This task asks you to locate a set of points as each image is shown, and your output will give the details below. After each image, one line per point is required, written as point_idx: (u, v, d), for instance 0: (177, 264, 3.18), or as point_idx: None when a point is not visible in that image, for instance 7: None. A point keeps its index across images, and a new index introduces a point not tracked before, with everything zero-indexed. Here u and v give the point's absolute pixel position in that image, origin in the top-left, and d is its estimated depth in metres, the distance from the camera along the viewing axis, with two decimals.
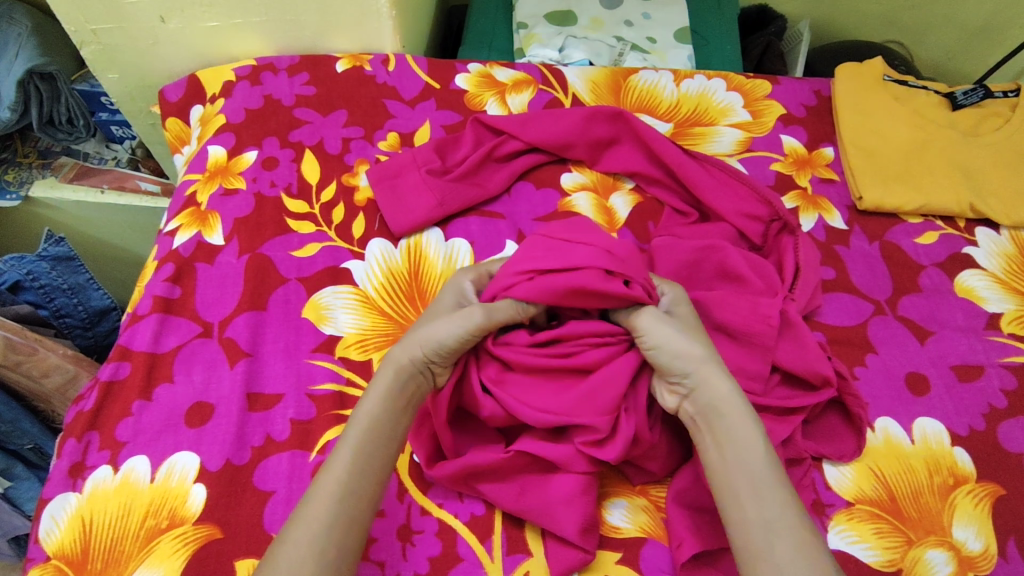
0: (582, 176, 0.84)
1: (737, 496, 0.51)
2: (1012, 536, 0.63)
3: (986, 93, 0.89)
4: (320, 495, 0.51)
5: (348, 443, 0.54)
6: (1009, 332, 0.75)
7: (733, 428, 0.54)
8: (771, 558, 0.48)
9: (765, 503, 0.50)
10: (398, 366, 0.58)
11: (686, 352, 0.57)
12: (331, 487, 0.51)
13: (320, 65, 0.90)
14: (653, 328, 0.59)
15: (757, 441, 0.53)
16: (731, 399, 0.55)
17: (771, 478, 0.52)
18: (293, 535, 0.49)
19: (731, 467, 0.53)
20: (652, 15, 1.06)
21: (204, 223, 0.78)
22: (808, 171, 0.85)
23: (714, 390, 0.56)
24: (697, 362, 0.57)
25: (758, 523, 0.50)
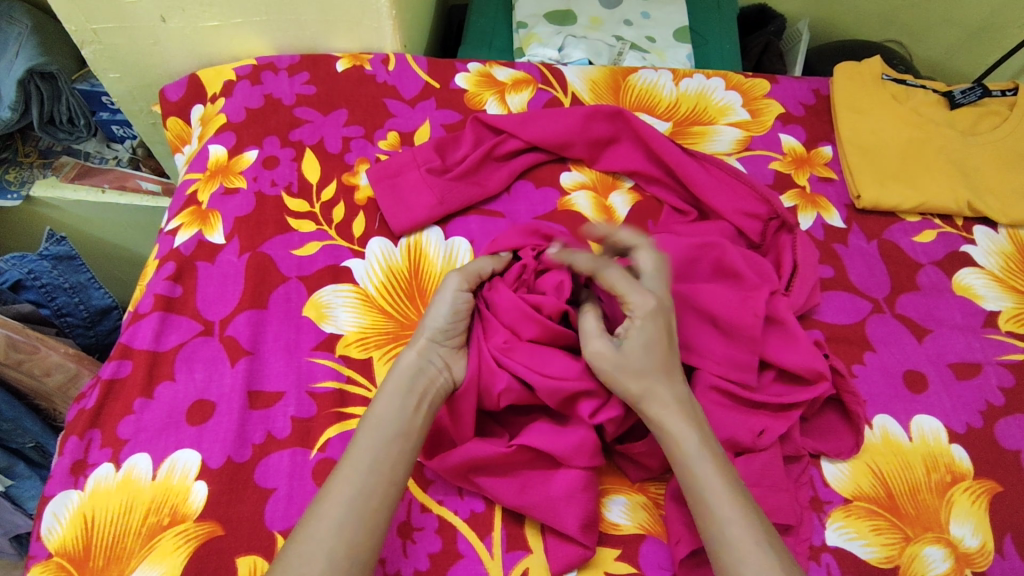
0: (582, 175, 0.85)
1: (694, 485, 0.54)
2: (1009, 532, 0.63)
3: (984, 92, 0.89)
4: (339, 488, 0.52)
5: (367, 432, 0.55)
6: (1007, 330, 0.75)
7: (677, 433, 0.56)
8: (723, 552, 0.51)
9: (714, 496, 0.53)
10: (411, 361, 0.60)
11: (622, 383, 0.59)
12: (352, 479, 0.52)
13: (321, 64, 0.90)
14: (603, 355, 0.60)
15: (698, 445, 0.56)
16: (671, 422, 0.57)
17: (719, 474, 0.54)
18: (311, 528, 0.50)
19: (682, 467, 0.55)
20: (652, 14, 1.07)
21: (205, 222, 0.79)
22: (807, 170, 0.86)
23: (661, 402, 0.58)
24: (635, 395, 0.58)
25: (711, 520, 0.53)
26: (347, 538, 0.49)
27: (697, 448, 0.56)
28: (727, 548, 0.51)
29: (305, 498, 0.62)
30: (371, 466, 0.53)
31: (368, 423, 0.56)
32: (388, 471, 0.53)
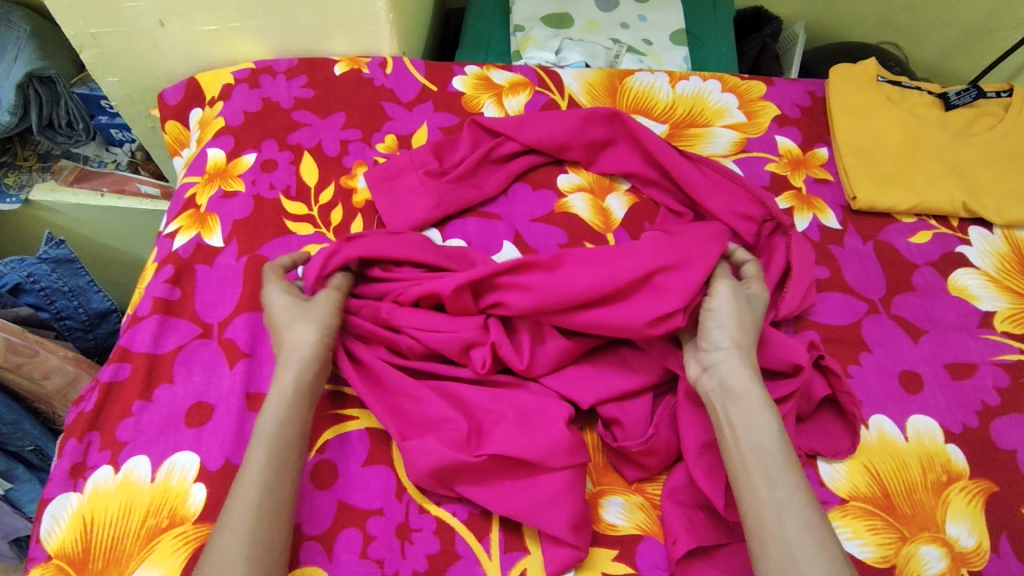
0: (579, 177, 0.85)
1: (748, 473, 0.54)
2: (1005, 532, 0.64)
3: (979, 94, 0.89)
4: (234, 506, 0.53)
5: (257, 447, 0.56)
6: (1003, 330, 0.76)
7: (752, 408, 0.57)
8: (779, 541, 0.50)
9: (776, 483, 0.52)
10: (290, 373, 0.60)
11: (727, 330, 0.61)
12: (244, 497, 0.53)
13: (319, 68, 0.91)
14: (720, 302, 0.63)
15: (772, 429, 0.56)
16: (750, 383, 0.58)
17: (784, 464, 0.54)
18: (217, 542, 0.51)
19: (749, 447, 0.55)
20: (648, 17, 1.07)
21: (203, 225, 0.79)
22: (803, 172, 0.86)
23: (736, 372, 0.59)
24: (729, 345, 0.60)
25: (769, 505, 0.51)
26: (254, 550, 0.51)
27: (772, 433, 0.55)
28: (781, 542, 0.50)
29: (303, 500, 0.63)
30: (261, 480, 0.54)
31: (258, 440, 0.56)
32: (280, 481, 0.55)
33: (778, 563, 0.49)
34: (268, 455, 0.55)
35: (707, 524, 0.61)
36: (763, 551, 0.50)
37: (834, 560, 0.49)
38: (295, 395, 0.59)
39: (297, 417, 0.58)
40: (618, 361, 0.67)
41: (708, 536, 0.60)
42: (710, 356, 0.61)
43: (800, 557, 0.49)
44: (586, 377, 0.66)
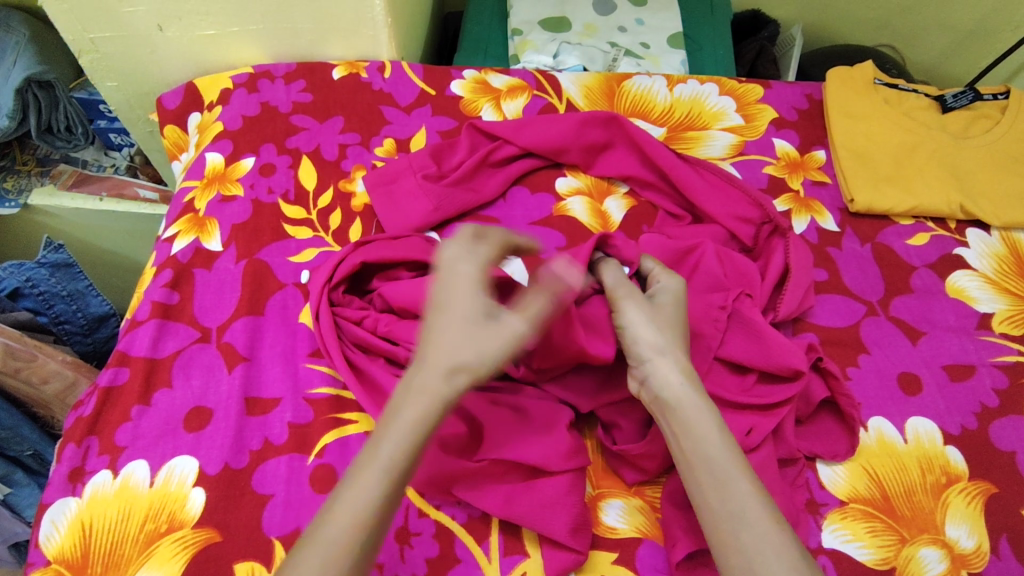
0: (577, 180, 0.85)
1: (699, 487, 0.51)
2: (1004, 533, 0.64)
3: (975, 96, 0.89)
4: (327, 540, 0.44)
5: (369, 473, 0.46)
6: (1001, 332, 0.76)
7: (691, 416, 0.53)
8: (737, 552, 0.48)
9: (727, 490, 0.50)
10: (422, 386, 0.48)
11: (643, 339, 0.58)
12: (336, 532, 0.45)
13: (317, 72, 0.91)
14: (625, 306, 0.60)
15: (712, 433, 0.52)
16: (682, 389, 0.55)
17: (733, 468, 0.51)
18: (295, 574, 0.44)
19: (698, 457, 0.52)
20: (646, 21, 1.08)
21: (201, 229, 0.79)
22: (800, 174, 0.86)
23: (666, 377, 0.55)
24: (654, 351, 0.57)
25: (725, 519, 0.49)
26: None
27: (715, 438, 0.52)
28: (741, 552, 0.48)
29: (302, 504, 0.63)
30: (358, 520, 0.45)
31: (373, 464, 0.47)
32: (378, 521, 0.46)
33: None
34: (378, 489, 0.46)
35: None
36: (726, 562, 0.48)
37: (791, 564, 0.46)
38: (426, 418, 0.47)
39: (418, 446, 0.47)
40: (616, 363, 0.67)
41: (708, 539, 0.60)
42: (637, 368, 0.57)
43: (759, 563, 0.47)
44: (584, 379, 0.66)
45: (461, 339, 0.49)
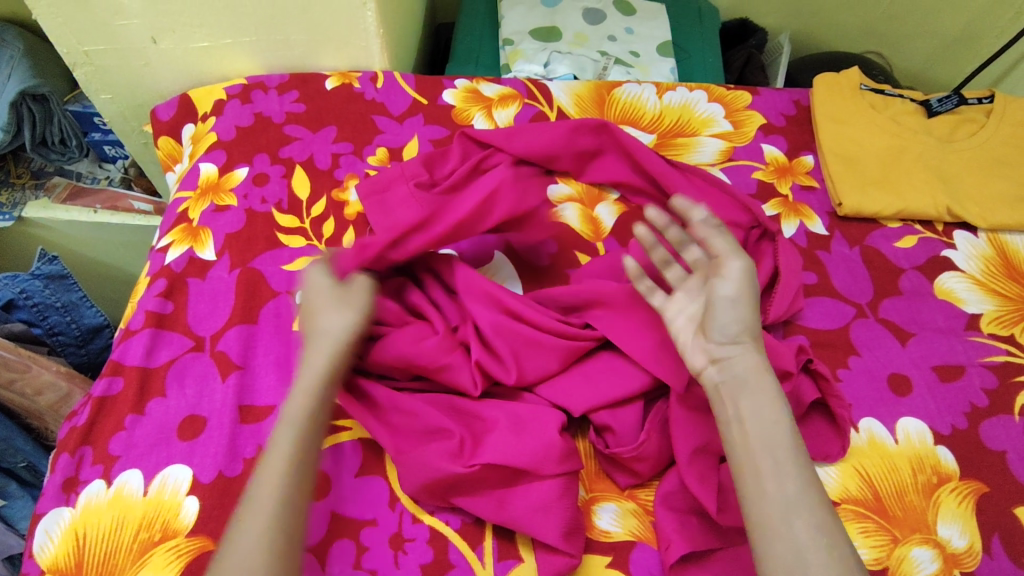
0: (568, 187, 0.86)
1: (757, 473, 0.52)
2: (996, 532, 0.64)
3: (960, 100, 0.91)
4: (257, 496, 0.53)
5: (280, 432, 0.56)
6: (989, 332, 0.77)
7: (750, 410, 0.54)
8: (789, 549, 0.49)
9: (778, 486, 0.51)
10: (309, 362, 0.60)
11: (705, 337, 0.58)
12: (265, 482, 0.53)
13: (310, 83, 0.92)
14: (735, 282, 0.59)
15: (772, 429, 0.54)
16: (742, 381, 0.56)
17: (788, 465, 0.52)
18: (240, 529, 0.51)
19: (753, 452, 0.53)
20: (635, 30, 1.09)
21: (195, 239, 0.79)
22: (789, 179, 0.87)
23: (749, 364, 0.56)
24: (710, 353, 0.58)
25: (781, 507, 0.50)
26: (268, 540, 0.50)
27: (769, 434, 0.53)
28: (792, 549, 0.49)
29: None
30: (281, 467, 0.54)
31: (283, 427, 0.57)
32: (298, 469, 0.55)
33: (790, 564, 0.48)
34: (292, 440, 0.56)
35: (700, 529, 0.61)
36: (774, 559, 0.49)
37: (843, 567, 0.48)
38: (320, 381, 0.59)
39: (316, 400, 0.58)
40: (607, 367, 0.68)
41: (702, 542, 0.60)
42: (722, 346, 0.57)
43: (810, 559, 0.48)
44: (576, 384, 0.67)
45: (331, 312, 0.62)
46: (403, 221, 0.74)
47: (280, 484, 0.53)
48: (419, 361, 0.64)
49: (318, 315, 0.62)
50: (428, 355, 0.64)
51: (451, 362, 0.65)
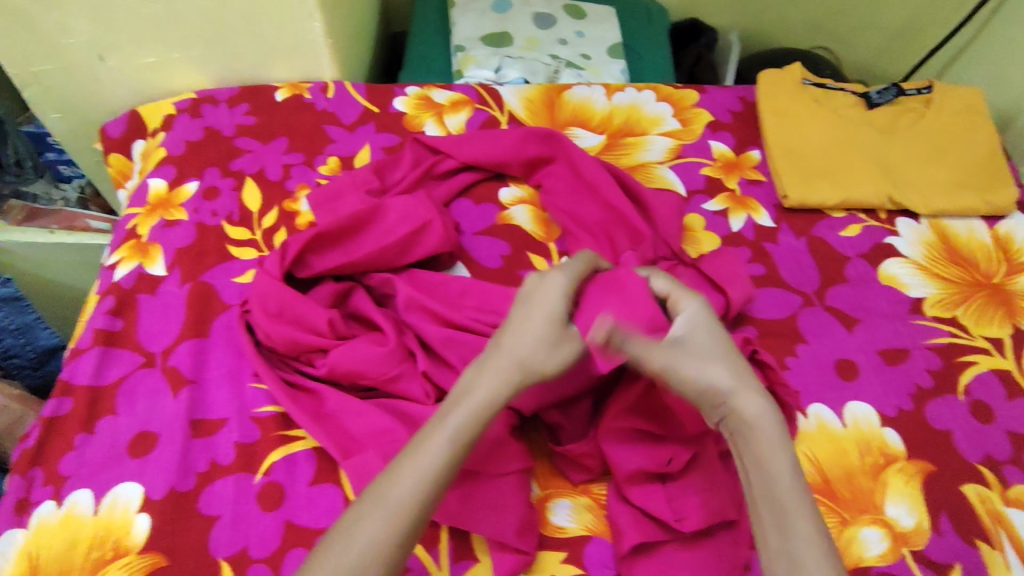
0: (520, 190, 0.87)
1: (763, 524, 0.51)
2: (943, 510, 0.66)
3: (899, 91, 0.93)
4: (387, 501, 0.49)
5: (436, 440, 0.52)
6: (933, 315, 0.79)
7: (768, 449, 0.53)
8: None
9: (791, 528, 0.49)
10: (498, 371, 0.55)
11: (709, 378, 0.56)
12: (396, 495, 0.49)
13: (260, 95, 0.92)
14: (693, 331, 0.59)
15: (786, 469, 0.52)
16: (760, 420, 0.54)
17: (804, 508, 0.50)
18: (351, 535, 0.48)
19: (766, 492, 0.51)
20: (586, 33, 1.10)
21: (145, 255, 0.79)
22: (736, 174, 0.89)
23: (750, 412, 0.54)
24: (727, 389, 0.55)
25: (782, 553, 0.49)
26: (382, 555, 0.47)
27: (788, 476, 0.51)
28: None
29: (251, 523, 0.63)
30: (419, 487, 0.50)
31: (440, 432, 0.52)
32: (438, 488, 0.51)
33: None
34: (443, 454, 0.51)
35: (653, 521, 0.62)
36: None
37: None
38: (486, 407, 0.54)
39: (479, 428, 0.53)
40: None
41: (654, 533, 0.61)
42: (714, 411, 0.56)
43: None
44: None
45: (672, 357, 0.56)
46: (351, 233, 0.75)
47: (409, 512, 0.49)
48: (370, 372, 0.66)
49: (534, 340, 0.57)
50: (379, 366, 0.66)
51: (404, 372, 0.66)
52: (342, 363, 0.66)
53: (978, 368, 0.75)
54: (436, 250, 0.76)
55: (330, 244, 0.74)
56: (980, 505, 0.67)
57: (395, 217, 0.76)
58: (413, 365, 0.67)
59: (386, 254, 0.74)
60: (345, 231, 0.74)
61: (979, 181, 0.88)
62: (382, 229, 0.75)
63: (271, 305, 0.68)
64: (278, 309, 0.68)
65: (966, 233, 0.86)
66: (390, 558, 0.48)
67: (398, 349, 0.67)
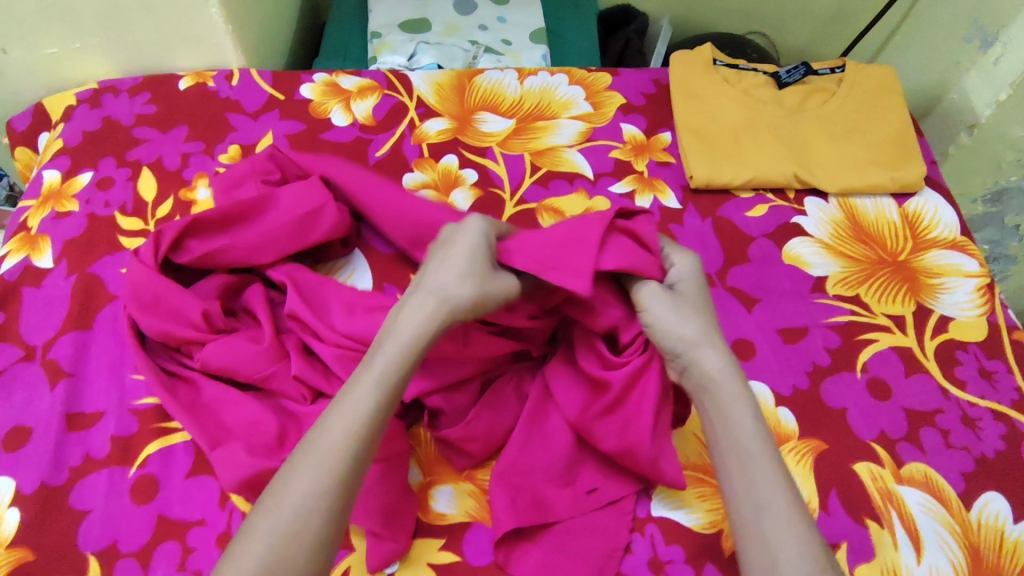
0: (424, 174, 0.85)
1: (729, 477, 0.53)
2: (834, 488, 0.65)
3: (807, 70, 0.93)
4: (318, 452, 0.49)
5: (362, 388, 0.52)
6: (835, 294, 0.78)
7: (728, 400, 0.55)
8: (759, 536, 0.49)
9: (754, 478, 0.52)
10: (421, 306, 0.56)
11: (677, 331, 0.59)
12: (327, 445, 0.49)
13: (163, 84, 0.90)
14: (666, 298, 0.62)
15: (747, 418, 0.54)
16: (723, 374, 0.57)
17: (765, 456, 0.53)
18: (285, 492, 0.47)
19: (730, 444, 0.54)
20: (507, 18, 1.09)
21: (33, 247, 0.77)
22: (646, 156, 0.88)
23: (710, 366, 0.57)
24: (691, 342, 0.58)
25: (748, 503, 0.51)
26: (319, 506, 0.47)
27: (751, 426, 0.54)
28: (760, 531, 0.49)
29: (121, 516, 0.61)
30: (350, 434, 0.50)
31: (367, 373, 0.53)
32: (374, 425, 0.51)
33: (759, 563, 0.48)
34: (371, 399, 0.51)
35: (531, 505, 0.61)
36: (743, 548, 0.50)
37: (817, 562, 0.48)
38: (415, 346, 0.54)
39: (407, 368, 0.54)
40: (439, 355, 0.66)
41: (530, 518, 0.60)
42: (677, 360, 0.59)
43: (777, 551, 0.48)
44: None
45: (675, 315, 0.60)
46: (242, 223, 0.73)
47: (342, 455, 0.49)
48: (242, 370, 0.65)
49: (443, 271, 0.58)
50: (251, 364, 0.65)
51: (277, 372, 0.65)
52: (215, 358, 0.65)
53: (878, 346, 0.74)
54: (330, 235, 0.74)
55: (214, 231, 0.72)
56: (873, 483, 0.65)
57: (284, 207, 0.73)
58: (287, 365, 0.65)
59: (273, 246, 0.72)
60: (235, 219, 0.72)
61: (888, 158, 0.87)
62: (269, 217, 0.73)
63: (145, 296, 0.67)
64: (152, 299, 0.67)
65: (874, 212, 0.85)
66: (332, 507, 0.47)
67: (273, 348, 0.66)
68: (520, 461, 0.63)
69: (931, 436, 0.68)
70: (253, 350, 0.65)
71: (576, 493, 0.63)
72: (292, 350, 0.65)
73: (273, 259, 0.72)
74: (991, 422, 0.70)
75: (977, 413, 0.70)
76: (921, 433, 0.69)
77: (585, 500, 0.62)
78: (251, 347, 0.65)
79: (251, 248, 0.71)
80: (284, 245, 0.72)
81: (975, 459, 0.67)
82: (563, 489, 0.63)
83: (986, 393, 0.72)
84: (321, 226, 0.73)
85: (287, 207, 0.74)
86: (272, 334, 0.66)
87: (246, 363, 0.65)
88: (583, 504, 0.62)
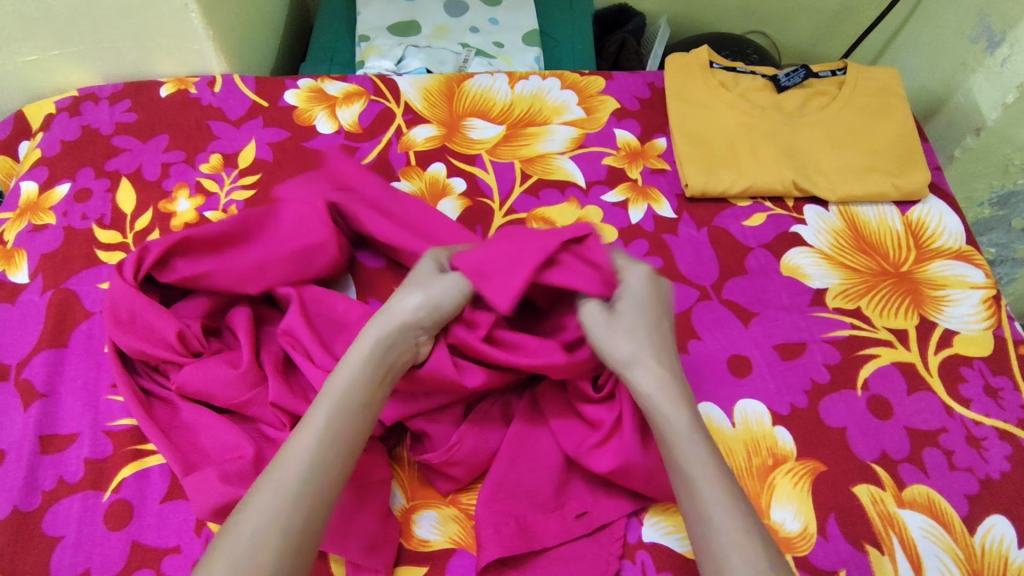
0: (411, 184, 0.82)
1: (682, 482, 0.52)
2: (833, 513, 0.62)
3: (807, 73, 0.90)
4: (275, 479, 0.48)
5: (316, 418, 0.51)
6: (835, 307, 0.75)
7: (670, 415, 0.54)
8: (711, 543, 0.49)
9: (704, 489, 0.50)
10: (378, 337, 0.57)
11: (612, 352, 0.58)
12: (286, 472, 0.48)
13: (144, 91, 0.88)
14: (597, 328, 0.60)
15: (692, 428, 0.54)
16: (657, 389, 0.56)
17: (711, 462, 0.52)
18: (246, 516, 0.46)
19: (675, 455, 0.53)
20: (499, 20, 1.06)
21: (9, 262, 0.75)
22: (640, 163, 0.86)
23: (648, 382, 0.56)
24: (624, 364, 0.58)
25: (697, 513, 0.50)
26: (275, 525, 0.46)
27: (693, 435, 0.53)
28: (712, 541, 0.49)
29: (93, 544, 0.59)
30: (310, 460, 0.49)
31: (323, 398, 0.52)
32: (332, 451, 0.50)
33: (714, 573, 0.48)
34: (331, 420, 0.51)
35: (517, 532, 0.58)
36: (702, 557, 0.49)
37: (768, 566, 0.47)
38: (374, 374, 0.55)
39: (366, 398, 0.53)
40: None
41: (516, 546, 0.57)
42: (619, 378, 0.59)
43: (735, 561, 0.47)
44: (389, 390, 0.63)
45: (615, 336, 0.59)
46: (239, 248, 0.70)
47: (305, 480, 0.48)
48: (220, 395, 0.63)
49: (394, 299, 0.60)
50: (229, 389, 0.63)
51: (255, 397, 0.63)
52: (190, 382, 0.62)
53: (879, 362, 0.72)
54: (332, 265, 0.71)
55: (203, 251, 0.69)
56: (873, 507, 0.63)
57: (287, 233, 0.71)
58: (265, 389, 0.63)
59: (264, 274, 0.69)
60: (227, 240, 0.70)
61: (889, 164, 0.85)
62: (266, 241, 0.71)
63: (123, 313, 0.64)
64: (129, 317, 0.64)
65: (876, 220, 0.83)
66: (291, 525, 0.46)
67: (251, 371, 0.63)
68: (506, 483, 0.61)
69: (934, 457, 0.66)
70: (235, 374, 0.63)
71: (565, 517, 0.60)
72: (270, 373, 0.63)
73: (261, 289, 0.69)
74: (997, 442, 0.67)
75: (982, 433, 0.68)
76: (923, 454, 0.66)
77: (574, 525, 0.60)
78: (230, 370, 0.63)
79: (241, 272, 0.68)
80: (277, 272, 0.69)
81: (980, 481, 0.65)
82: (551, 513, 0.61)
83: (992, 411, 0.69)
84: (319, 260, 0.71)
85: (285, 233, 0.71)
86: (250, 356, 0.64)
87: (224, 388, 0.62)
88: (572, 529, 0.60)
